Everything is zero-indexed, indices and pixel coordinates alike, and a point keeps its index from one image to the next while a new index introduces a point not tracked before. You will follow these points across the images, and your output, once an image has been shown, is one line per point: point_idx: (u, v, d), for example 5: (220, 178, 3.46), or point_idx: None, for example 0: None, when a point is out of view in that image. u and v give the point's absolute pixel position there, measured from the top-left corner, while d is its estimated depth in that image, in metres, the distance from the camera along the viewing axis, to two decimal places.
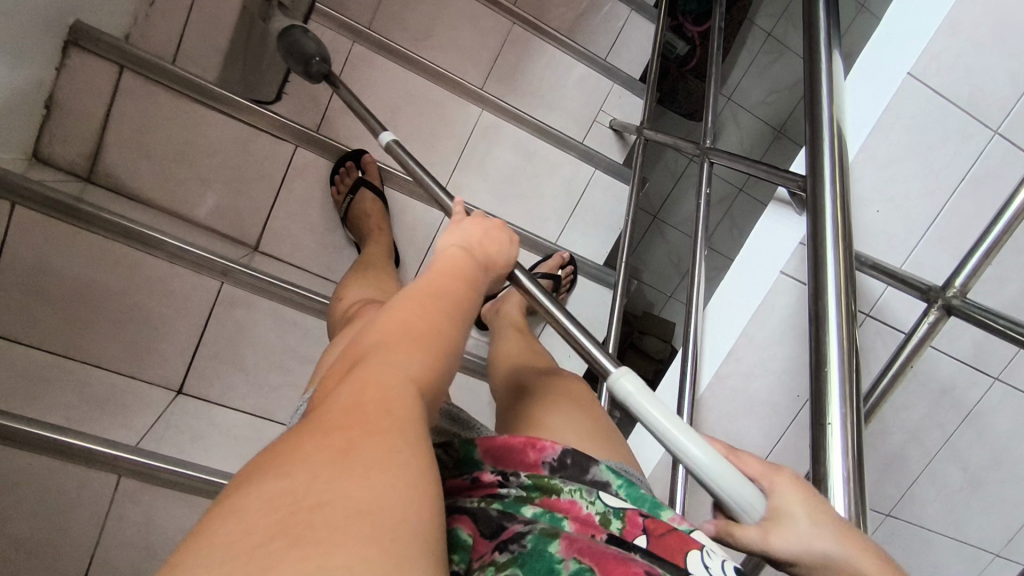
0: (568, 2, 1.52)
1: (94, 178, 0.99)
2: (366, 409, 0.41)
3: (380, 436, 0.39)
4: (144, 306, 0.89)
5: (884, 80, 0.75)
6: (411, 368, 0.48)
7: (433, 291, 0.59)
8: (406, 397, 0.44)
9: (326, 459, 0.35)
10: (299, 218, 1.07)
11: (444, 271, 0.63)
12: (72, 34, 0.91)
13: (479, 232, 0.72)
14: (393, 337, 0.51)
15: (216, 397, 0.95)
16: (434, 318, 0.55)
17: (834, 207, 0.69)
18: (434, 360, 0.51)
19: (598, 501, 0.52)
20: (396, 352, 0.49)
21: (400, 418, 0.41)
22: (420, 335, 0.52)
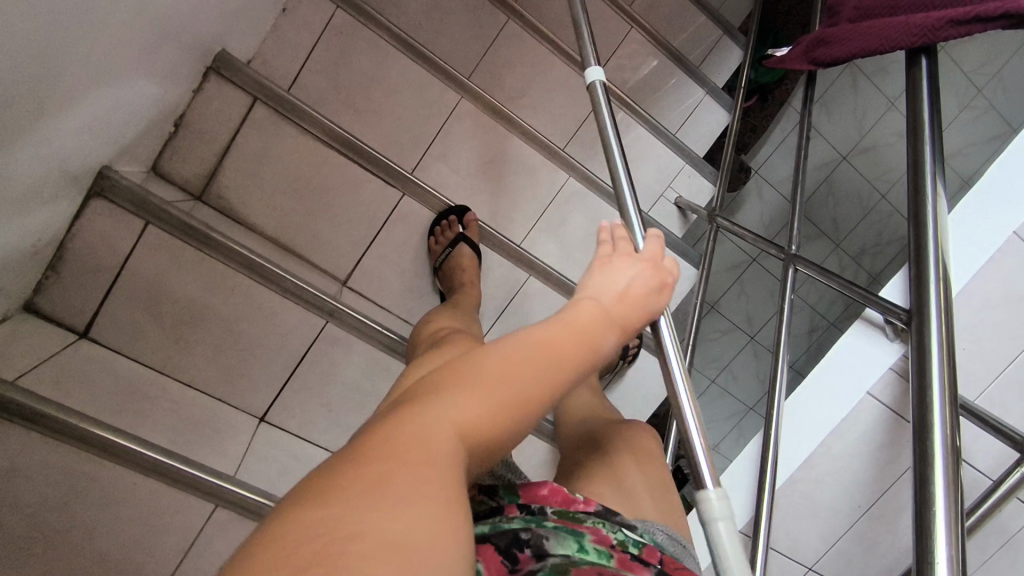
0: (654, 79, 1.58)
1: (204, 198, 1.00)
2: (404, 445, 0.39)
3: (415, 475, 0.37)
4: (247, 333, 0.92)
5: (987, 233, 0.81)
6: (466, 412, 0.43)
7: (547, 348, 0.49)
8: (450, 453, 0.41)
9: (356, 492, 0.35)
10: (391, 261, 1.11)
11: (569, 326, 0.51)
12: (215, 62, 0.97)
13: (632, 284, 0.57)
14: (465, 379, 0.45)
15: (297, 430, 0.95)
16: (529, 379, 0.46)
17: (940, 347, 0.73)
18: (501, 420, 0.44)
19: (620, 531, 0.53)
20: (458, 392, 0.44)
21: (438, 466, 0.39)
22: (504, 393, 0.45)
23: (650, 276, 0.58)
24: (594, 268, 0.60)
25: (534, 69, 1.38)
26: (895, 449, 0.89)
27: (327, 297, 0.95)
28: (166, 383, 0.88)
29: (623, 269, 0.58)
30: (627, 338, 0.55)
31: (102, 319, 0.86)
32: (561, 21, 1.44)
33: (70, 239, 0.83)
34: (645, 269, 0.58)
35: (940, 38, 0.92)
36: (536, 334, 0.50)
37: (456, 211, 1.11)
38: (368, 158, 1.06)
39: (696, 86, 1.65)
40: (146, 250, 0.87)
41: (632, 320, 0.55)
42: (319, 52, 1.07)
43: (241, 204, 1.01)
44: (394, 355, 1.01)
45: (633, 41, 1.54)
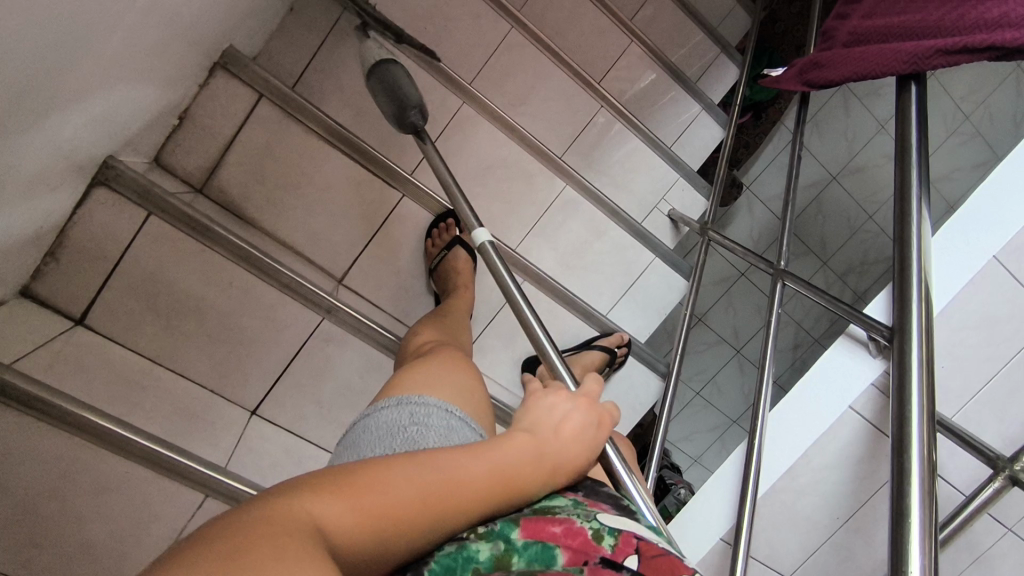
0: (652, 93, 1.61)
1: (205, 190, 1.01)
2: (276, 526, 0.34)
3: (293, 548, 0.33)
4: (243, 326, 0.93)
5: (970, 256, 0.84)
6: (347, 514, 0.38)
7: (456, 471, 0.46)
8: (323, 548, 0.35)
9: (225, 561, 0.30)
10: (388, 260, 1.12)
11: (491, 455, 0.50)
12: (223, 58, 0.99)
13: (568, 419, 0.58)
14: (350, 477, 0.41)
15: (288, 424, 0.96)
16: (425, 496, 0.43)
17: (920, 366, 0.75)
18: (376, 532, 0.40)
19: (594, 519, 0.51)
20: (343, 490, 0.40)
21: (315, 552, 0.34)
22: (391, 503, 0.41)
23: (588, 414, 0.59)
24: (529, 402, 0.60)
25: (535, 77, 1.40)
26: (875, 462, 0.91)
27: (324, 294, 0.97)
28: (159, 372, 0.87)
29: (563, 403, 0.59)
30: (556, 480, 0.54)
31: (98, 307, 0.86)
32: (563, 31, 1.47)
33: (71, 226, 0.83)
34: (582, 408, 0.60)
35: (929, 67, 0.96)
36: (449, 453, 0.47)
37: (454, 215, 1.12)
38: (369, 158, 1.08)
39: (692, 101, 1.69)
40: (147, 240, 0.87)
41: (557, 461, 0.54)
42: (324, 52, 1.09)
43: (242, 199, 1.02)
44: (388, 354, 1.02)
45: (633, 53, 1.57)
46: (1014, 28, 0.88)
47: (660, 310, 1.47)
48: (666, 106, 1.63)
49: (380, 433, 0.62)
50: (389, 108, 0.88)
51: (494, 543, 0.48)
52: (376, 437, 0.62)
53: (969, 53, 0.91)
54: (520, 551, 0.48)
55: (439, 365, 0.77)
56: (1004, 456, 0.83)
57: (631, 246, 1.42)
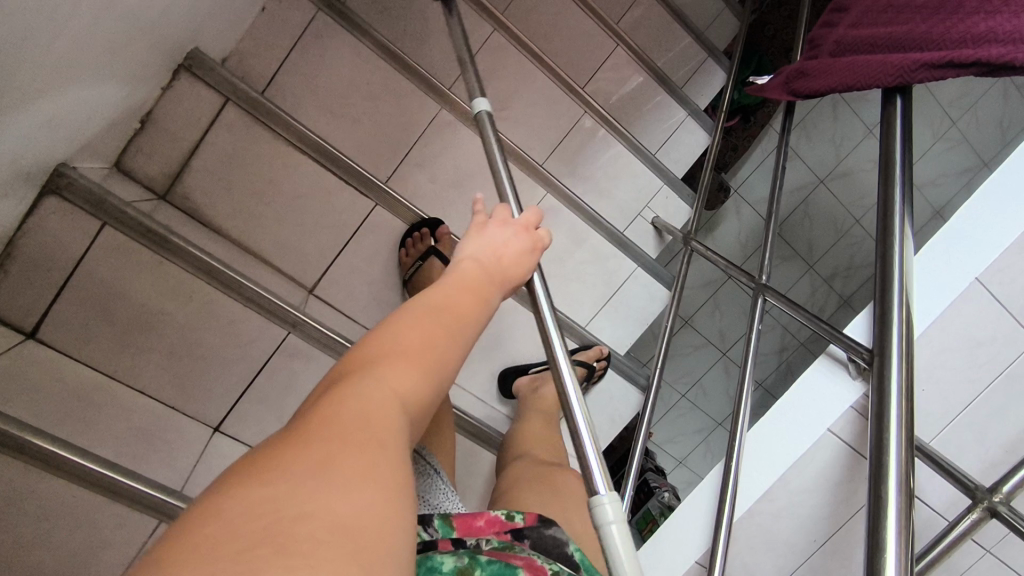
0: (638, 97, 1.59)
1: (169, 197, 0.97)
2: (341, 429, 0.38)
3: (365, 447, 0.38)
4: (204, 340, 0.89)
5: (952, 277, 0.82)
6: (391, 383, 0.44)
7: (453, 320, 0.52)
8: (393, 421, 0.42)
9: (303, 471, 0.34)
10: (361, 271, 1.09)
11: (466, 290, 0.56)
12: (187, 59, 0.95)
13: (507, 244, 0.62)
14: (382, 353, 0.47)
15: (251, 442, 0.92)
16: (444, 346, 0.50)
17: (899, 391, 0.73)
18: (424, 388, 0.46)
19: (554, 563, 0.52)
20: (379, 369, 0.45)
21: (375, 435, 0.39)
22: (421, 359, 0.48)
23: (524, 238, 0.64)
24: (470, 237, 0.63)
25: (518, 81, 1.37)
26: (854, 485, 0.89)
27: (290, 307, 0.93)
28: (113, 389, 0.83)
29: (502, 230, 0.63)
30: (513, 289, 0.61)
31: (51, 320, 0.82)
32: (547, 34, 1.44)
33: (20, 235, 0.79)
34: (519, 233, 0.64)
35: (915, 80, 0.95)
36: (439, 307, 0.53)
37: (428, 224, 1.08)
38: (341, 166, 1.05)
39: (678, 107, 1.66)
40: (102, 251, 0.84)
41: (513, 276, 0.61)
42: (296, 55, 1.05)
43: (207, 206, 0.98)
44: None
45: (618, 58, 1.54)
46: (1001, 43, 0.86)
47: (642, 320, 1.45)
48: (651, 112, 1.61)
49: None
50: None
51: (457, 558, 0.49)
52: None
53: (955, 68, 0.89)
54: (483, 566, 0.49)
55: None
56: (983, 487, 0.81)
57: (612, 256, 1.40)
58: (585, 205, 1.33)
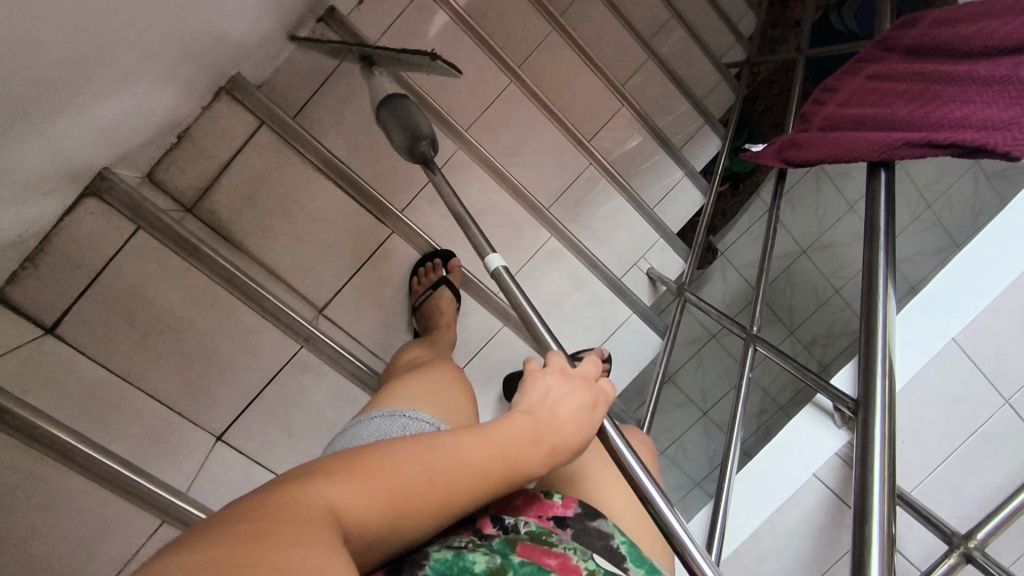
0: (640, 155, 1.68)
1: (195, 210, 1.02)
2: (289, 510, 0.39)
3: (306, 532, 0.37)
4: (219, 348, 0.91)
5: (931, 335, 0.88)
6: (355, 499, 0.43)
7: (458, 459, 0.49)
8: (331, 526, 0.40)
9: (247, 537, 0.35)
10: (371, 294, 1.12)
11: (492, 439, 0.52)
12: (229, 83, 1.01)
13: (564, 403, 0.57)
14: (355, 465, 0.45)
15: (253, 453, 0.93)
16: (425, 481, 0.46)
17: (882, 441, 0.77)
18: (379, 513, 0.44)
19: (591, 560, 0.54)
20: (348, 479, 0.43)
21: (320, 532, 0.38)
22: (399, 485, 0.45)
23: (584, 396, 0.58)
24: (527, 382, 0.60)
25: (529, 130, 1.46)
26: (837, 530, 0.92)
27: (305, 322, 0.96)
28: (125, 389, 0.85)
29: (560, 387, 0.59)
30: (556, 458, 0.55)
31: (73, 317, 0.84)
32: (556, 90, 1.54)
33: (56, 232, 0.83)
34: (579, 390, 0.59)
35: (897, 157, 1.04)
36: (448, 442, 0.49)
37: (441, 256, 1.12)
38: (361, 192, 1.10)
39: (675, 166, 1.76)
40: (131, 253, 0.87)
41: (559, 441, 0.55)
42: (328, 89, 1.12)
43: (231, 220, 1.03)
44: (363, 389, 1.01)
45: (622, 117, 1.64)
46: (975, 129, 0.95)
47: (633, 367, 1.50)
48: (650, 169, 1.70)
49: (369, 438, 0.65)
50: (402, 139, 0.87)
51: (490, 558, 0.51)
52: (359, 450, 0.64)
53: (934, 148, 0.98)
54: (516, 568, 0.50)
55: (428, 379, 0.81)
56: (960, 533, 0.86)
57: (609, 301, 1.46)
58: (586, 250, 1.39)
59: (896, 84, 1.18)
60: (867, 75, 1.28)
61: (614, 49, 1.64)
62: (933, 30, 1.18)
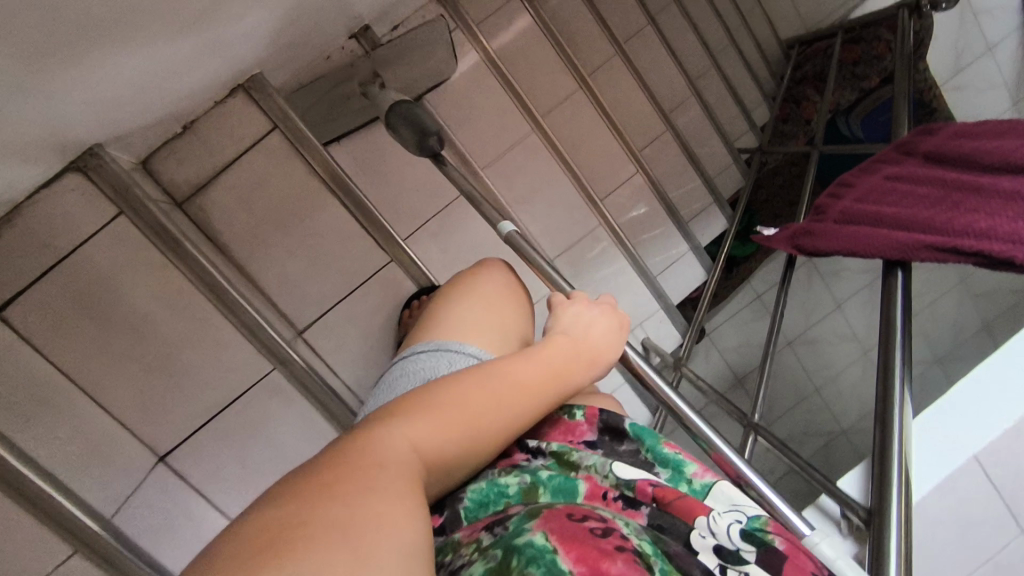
0: (648, 223, 1.66)
1: (185, 206, 0.95)
2: (353, 465, 0.42)
3: (371, 473, 0.42)
4: (183, 359, 0.82)
5: (949, 450, 0.81)
6: (415, 434, 0.48)
7: (501, 378, 0.55)
8: (405, 463, 0.45)
9: (312, 494, 0.39)
10: (357, 323, 1.04)
11: (534, 362, 0.58)
12: (248, 82, 0.95)
13: (593, 324, 0.65)
14: (419, 406, 0.51)
15: (195, 482, 0.83)
16: (487, 407, 0.53)
17: (896, 563, 0.70)
18: (449, 445, 0.50)
19: (612, 474, 0.57)
20: (408, 416, 0.49)
21: (390, 469, 0.43)
22: (457, 416, 0.51)
23: (610, 317, 0.67)
24: (556, 312, 0.68)
25: (543, 182, 1.46)
26: None
27: (284, 342, 0.88)
28: (69, 391, 0.76)
29: (587, 311, 0.66)
30: (596, 370, 0.62)
31: (23, 302, 0.75)
32: (575, 147, 1.53)
33: (26, 207, 0.75)
34: (605, 312, 0.67)
35: (917, 258, 1.04)
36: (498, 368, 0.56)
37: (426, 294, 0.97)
38: (366, 214, 1.03)
39: (681, 240, 1.72)
40: (106, 240, 0.79)
41: (594, 357, 0.62)
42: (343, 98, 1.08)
43: (222, 224, 0.96)
44: (333, 426, 0.91)
45: (636, 183, 1.63)
46: (1000, 241, 0.93)
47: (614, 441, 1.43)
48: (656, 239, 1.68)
49: (416, 374, 0.68)
50: (411, 138, 0.95)
51: (521, 479, 0.55)
52: (415, 377, 0.68)
53: (957, 254, 0.97)
54: (545, 483, 0.55)
55: (479, 296, 0.76)
56: None
57: None
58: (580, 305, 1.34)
59: (917, 187, 1.17)
60: (886, 175, 1.28)
61: (638, 117, 1.65)
62: (954, 140, 1.18)
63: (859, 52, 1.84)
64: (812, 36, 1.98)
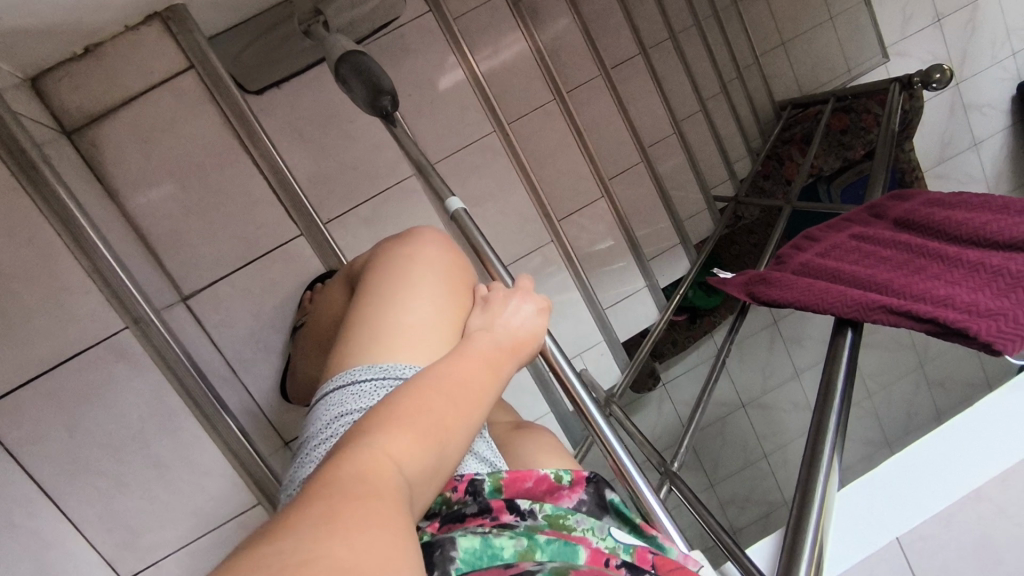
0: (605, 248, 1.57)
1: (74, 136, 0.85)
2: (343, 492, 0.37)
3: (364, 501, 0.37)
4: (19, 302, 0.71)
5: (871, 530, 0.73)
6: (391, 451, 0.43)
7: (452, 381, 0.53)
8: (390, 482, 0.41)
9: (305, 525, 0.33)
10: (251, 297, 0.94)
11: (475, 361, 0.56)
12: (166, 12, 0.84)
13: (525, 320, 0.64)
14: (386, 423, 0.46)
15: (10, 444, 0.72)
16: (448, 413, 0.50)
17: None
18: (425, 460, 0.46)
19: (608, 538, 0.54)
20: (381, 434, 0.45)
21: (382, 497, 0.38)
22: (424, 426, 0.47)
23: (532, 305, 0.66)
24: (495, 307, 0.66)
25: (497, 189, 1.39)
26: None
27: (145, 303, 0.77)
28: None
29: (517, 305, 0.65)
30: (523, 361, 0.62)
31: None
32: (540, 160, 1.46)
33: None
34: (525, 299, 0.66)
35: (869, 319, 0.96)
36: (450, 377, 0.53)
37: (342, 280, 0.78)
38: (279, 179, 0.93)
39: (639, 277, 1.63)
40: None
41: (522, 345, 0.62)
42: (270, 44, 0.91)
43: (114, 163, 0.87)
44: (190, 407, 0.80)
45: (598, 210, 1.54)
46: (958, 311, 0.86)
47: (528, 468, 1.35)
48: (614, 271, 1.59)
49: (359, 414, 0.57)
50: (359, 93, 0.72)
51: (517, 539, 0.50)
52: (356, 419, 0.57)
53: (911, 319, 0.89)
54: (543, 548, 0.50)
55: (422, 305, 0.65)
56: None
57: (530, 393, 1.32)
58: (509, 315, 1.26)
59: (880, 250, 1.11)
60: (852, 234, 1.21)
61: (613, 142, 1.56)
62: (927, 209, 1.13)
63: (848, 121, 1.72)
64: (805, 97, 1.83)
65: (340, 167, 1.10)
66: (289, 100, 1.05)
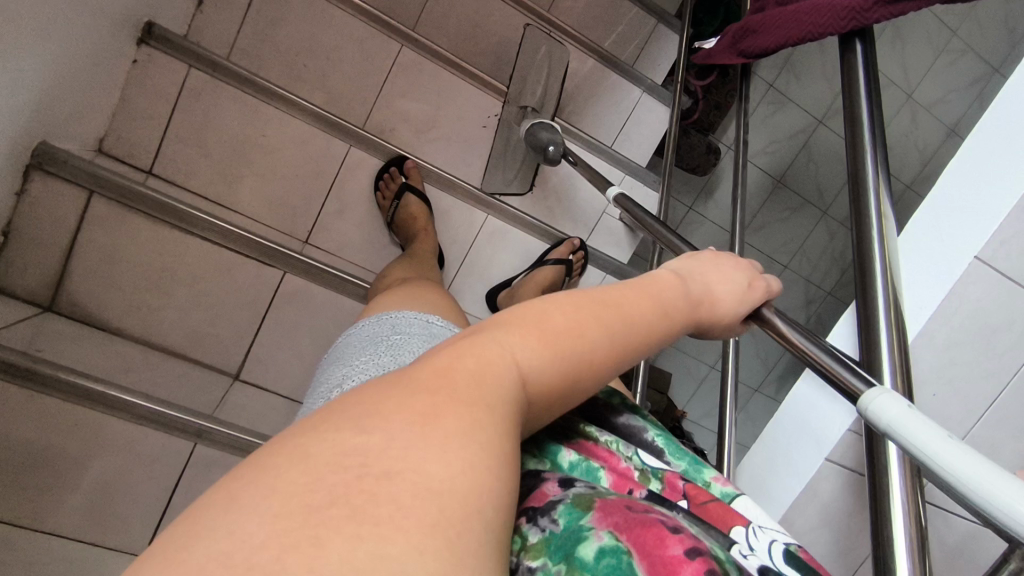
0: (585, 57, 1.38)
1: (57, 307, 0.88)
2: (457, 396, 0.34)
3: (464, 410, 0.33)
4: (112, 472, 0.78)
5: (946, 261, 0.71)
6: (513, 351, 0.40)
7: (613, 302, 0.48)
8: (509, 389, 0.37)
9: (403, 421, 0.31)
10: (286, 346, 1.00)
11: (647, 293, 0.52)
12: (36, 157, 0.81)
13: (727, 278, 0.61)
14: (530, 324, 0.43)
15: None
16: (598, 325, 0.45)
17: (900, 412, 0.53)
18: (565, 375, 0.42)
19: (637, 456, 0.50)
20: (518, 335, 0.41)
21: (491, 414, 0.35)
22: (568, 344, 0.43)
23: (742, 275, 0.62)
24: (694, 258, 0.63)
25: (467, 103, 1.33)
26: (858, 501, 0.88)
27: (193, 418, 0.82)
28: (17, 539, 0.72)
29: (729, 264, 0.63)
30: (705, 310, 0.57)
31: None
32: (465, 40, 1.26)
33: None
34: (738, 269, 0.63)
35: (871, 21, 0.75)
36: (610, 297, 0.49)
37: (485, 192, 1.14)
38: (233, 238, 0.93)
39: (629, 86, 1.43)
40: None
41: (718, 298, 0.59)
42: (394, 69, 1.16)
43: (102, 309, 0.90)
44: None
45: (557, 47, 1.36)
46: None
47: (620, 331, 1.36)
48: (603, 98, 1.42)
49: (363, 341, 0.66)
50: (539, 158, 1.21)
51: (540, 462, 0.49)
52: (361, 345, 0.66)
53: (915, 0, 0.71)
54: (567, 468, 0.48)
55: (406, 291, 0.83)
56: None
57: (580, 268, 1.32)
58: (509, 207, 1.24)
59: None
60: None
61: None
62: None
63: None
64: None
65: (283, 182, 1.08)
66: (197, 151, 1.02)
